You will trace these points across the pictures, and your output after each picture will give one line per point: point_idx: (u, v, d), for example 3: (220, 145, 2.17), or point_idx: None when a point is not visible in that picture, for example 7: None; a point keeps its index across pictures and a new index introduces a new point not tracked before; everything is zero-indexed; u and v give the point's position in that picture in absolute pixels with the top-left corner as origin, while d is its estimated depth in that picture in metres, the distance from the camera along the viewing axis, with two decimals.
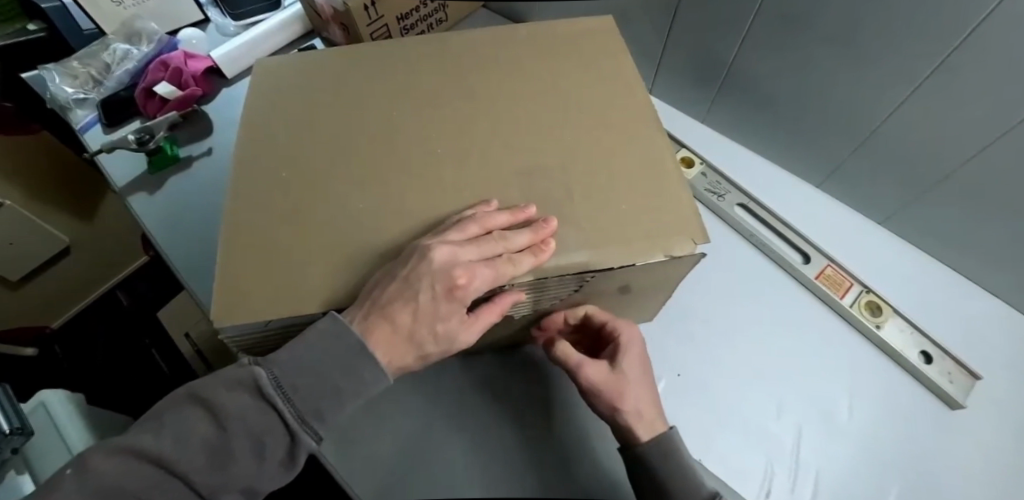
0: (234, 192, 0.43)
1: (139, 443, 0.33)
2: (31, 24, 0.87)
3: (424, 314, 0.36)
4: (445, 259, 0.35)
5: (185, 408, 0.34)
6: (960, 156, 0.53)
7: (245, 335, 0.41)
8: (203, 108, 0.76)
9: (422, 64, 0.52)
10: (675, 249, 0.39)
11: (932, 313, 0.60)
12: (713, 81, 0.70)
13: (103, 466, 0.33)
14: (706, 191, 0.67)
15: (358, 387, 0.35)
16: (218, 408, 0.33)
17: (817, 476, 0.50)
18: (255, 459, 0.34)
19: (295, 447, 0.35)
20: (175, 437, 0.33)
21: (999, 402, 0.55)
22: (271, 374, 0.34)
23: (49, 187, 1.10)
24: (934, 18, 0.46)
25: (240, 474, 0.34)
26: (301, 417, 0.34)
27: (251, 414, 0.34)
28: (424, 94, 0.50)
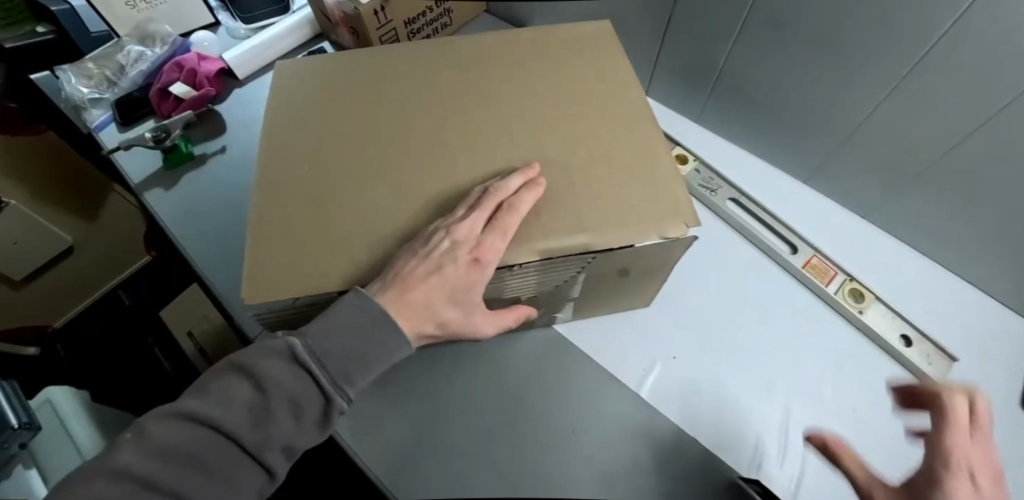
0: (257, 185, 0.47)
1: (190, 407, 0.35)
2: (39, 26, 0.89)
3: (450, 290, 0.39)
4: (467, 237, 0.39)
5: (226, 377, 0.37)
6: (935, 152, 0.56)
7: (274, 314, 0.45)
8: (215, 107, 0.79)
9: (435, 65, 0.56)
10: (669, 231, 0.42)
11: (912, 300, 0.64)
12: (706, 84, 0.73)
13: (162, 431, 0.35)
14: (699, 187, 0.70)
15: (383, 354, 0.38)
16: (257, 373, 0.36)
17: (805, 452, 0.53)
18: (290, 422, 0.36)
19: (326, 410, 0.37)
20: (220, 401, 0.35)
21: (973, 381, 0.59)
22: (303, 344, 0.36)
23: (52, 186, 1.12)
24: (905, 24, 0.49)
25: (275, 439, 0.36)
26: (331, 381, 0.37)
27: (286, 379, 0.36)
28: (437, 93, 0.53)
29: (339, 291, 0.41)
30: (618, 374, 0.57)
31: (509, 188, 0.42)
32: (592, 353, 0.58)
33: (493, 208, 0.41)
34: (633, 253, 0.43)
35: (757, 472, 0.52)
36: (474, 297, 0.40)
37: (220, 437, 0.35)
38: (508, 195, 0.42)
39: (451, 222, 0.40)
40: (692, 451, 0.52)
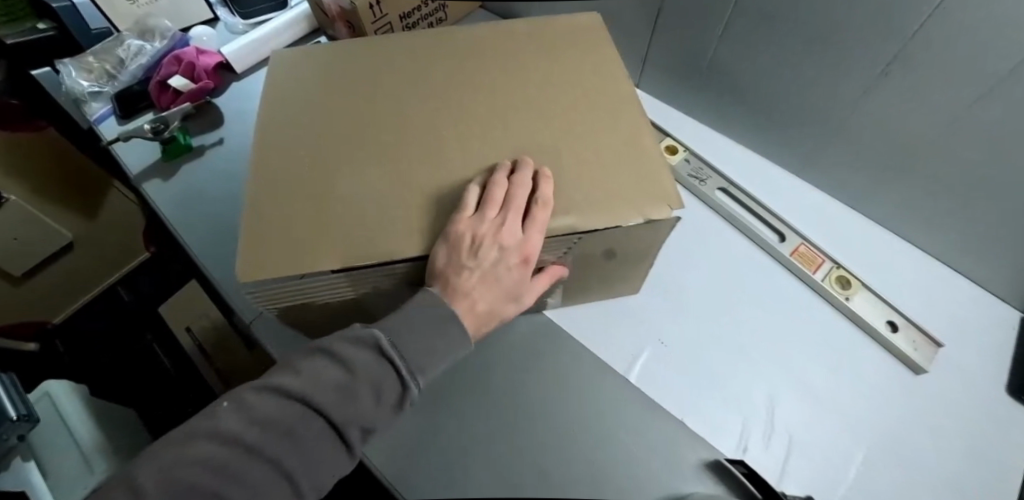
0: (254, 171, 0.47)
1: (283, 382, 0.34)
2: (40, 23, 0.90)
3: (505, 289, 0.42)
4: (513, 242, 0.41)
5: (313, 357, 0.36)
6: (919, 141, 0.57)
7: (273, 300, 0.44)
8: (214, 100, 0.80)
9: (429, 54, 0.57)
10: (653, 212, 0.43)
11: (899, 287, 0.65)
12: (696, 76, 0.75)
13: (257, 402, 0.34)
14: (688, 177, 0.71)
15: (453, 345, 0.39)
16: (345, 357, 0.36)
17: (790, 435, 0.54)
18: (371, 410, 0.35)
19: (402, 402, 0.37)
20: (311, 379, 0.35)
21: (956, 366, 0.60)
22: (389, 334, 0.37)
23: (51, 182, 1.13)
24: (887, 16, 0.50)
25: (356, 428, 0.35)
26: (410, 369, 0.37)
27: (371, 365, 0.36)
28: (432, 82, 0.54)
29: (332, 272, 0.41)
30: (607, 358, 0.58)
31: (523, 182, 0.42)
32: (582, 338, 0.59)
33: (524, 208, 0.42)
34: (618, 235, 0.44)
35: (743, 454, 0.53)
36: (523, 288, 0.44)
37: (308, 416, 0.34)
38: (532, 191, 0.42)
39: (485, 228, 0.40)
40: (680, 433, 0.52)
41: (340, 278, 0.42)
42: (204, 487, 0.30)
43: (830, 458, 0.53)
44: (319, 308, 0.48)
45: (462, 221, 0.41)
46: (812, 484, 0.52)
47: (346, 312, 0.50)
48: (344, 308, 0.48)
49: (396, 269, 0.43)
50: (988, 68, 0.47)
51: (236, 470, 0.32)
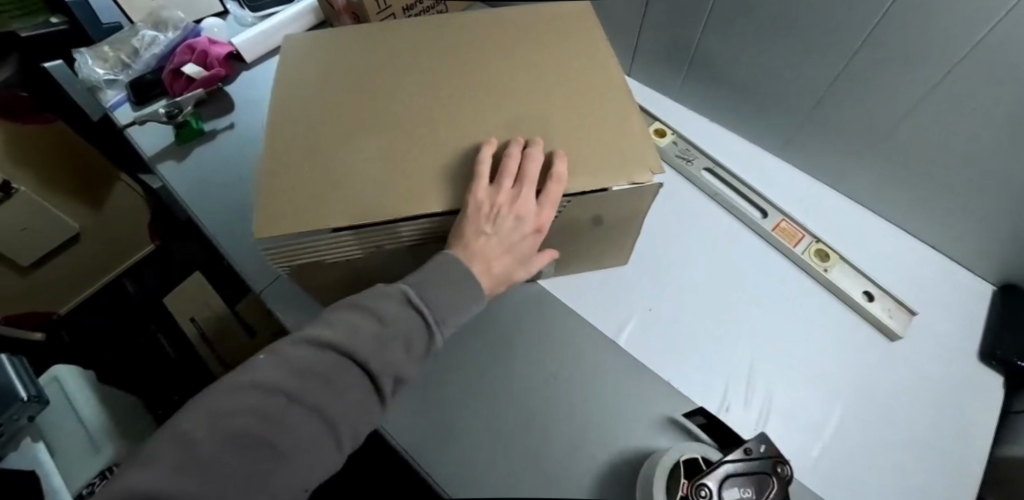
0: (266, 137, 0.49)
1: (320, 334, 0.37)
2: (53, 17, 0.93)
3: (518, 257, 0.45)
4: (528, 213, 0.43)
5: (345, 312, 0.39)
6: (890, 122, 0.62)
7: (287, 258, 0.46)
8: (225, 87, 0.84)
9: (439, 36, 0.59)
10: (637, 177, 0.46)
11: (875, 260, 0.69)
12: (682, 66, 0.79)
13: (296, 352, 0.37)
14: (676, 157, 0.75)
15: (473, 301, 0.41)
16: (375, 310, 0.38)
17: (770, 394, 0.58)
18: (401, 358, 0.38)
19: (429, 351, 0.40)
20: (344, 330, 0.37)
21: (930, 333, 0.64)
22: (414, 289, 0.40)
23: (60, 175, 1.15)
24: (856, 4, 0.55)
25: (388, 374, 0.38)
26: (435, 321, 0.40)
27: (400, 316, 0.39)
28: (442, 60, 0.56)
29: (345, 228, 0.44)
30: (599, 324, 0.61)
31: (535, 157, 0.45)
32: (575, 306, 0.63)
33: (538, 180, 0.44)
34: (607, 199, 0.47)
35: (726, 412, 0.56)
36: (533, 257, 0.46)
37: (343, 365, 0.37)
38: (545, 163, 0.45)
39: (502, 197, 0.43)
40: (667, 392, 0.56)
41: (346, 235, 0.44)
42: (253, 430, 0.34)
43: (808, 417, 0.57)
44: (327, 269, 0.50)
45: (480, 191, 0.43)
46: (789, 439, 0.55)
47: (352, 274, 0.52)
48: (354, 268, 0.51)
49: (399, 228, 0.45)
50: (947, 51, 0.51)
51: (279, 417, 0.35)
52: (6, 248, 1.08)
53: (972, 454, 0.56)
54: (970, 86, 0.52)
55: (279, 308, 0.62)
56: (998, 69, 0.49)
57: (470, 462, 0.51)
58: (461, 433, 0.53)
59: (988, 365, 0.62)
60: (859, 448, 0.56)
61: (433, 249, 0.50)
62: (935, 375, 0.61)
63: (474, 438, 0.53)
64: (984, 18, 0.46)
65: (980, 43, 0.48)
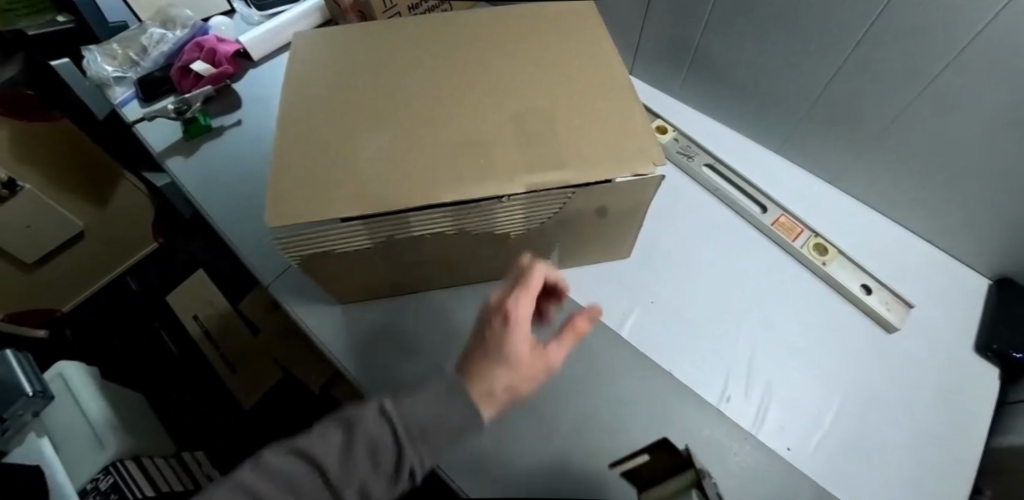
0: (277, 129, 0.50)
1: (298, 444, 0.38)
2: (59, 15, 0.92)
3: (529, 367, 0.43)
4: (497, 307, 0.42)
5: (326, 424, 0.38)
6: (886, 118, 0.63)
7: (299, 250, 0.47)
8: (232, 84, 0.85)
9: (446, 31, 0.59)
10: (640, 169, 0.47)
11: (872, 253, 0.71)
12: (683, 64, 0.80)
13: (274, 461, 0.37)
14: (677, 154, 0.77)
15: (454, 419, 0.38)
16: (348, 422, 0.38)
17: (769, 384, 0.59)
18: (371, 478, 0.37)
19: (403, 473, 0.38)
20: (318, 441, 0.37)
21: (926, 325, 0.65)
22: (390, 405, 0.38)
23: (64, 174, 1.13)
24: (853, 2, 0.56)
25: (356, 490, 0.37)
26: (409, 442, 0.38)
27: (371, 432, 0.37)
28: (449, 55, 0.57)
29: (356, 218, 0.45)
30: (602, 316, 0.62)
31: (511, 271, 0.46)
32: (578, 298, 0.64)
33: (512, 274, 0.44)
34: (610, 191, 0.48)
35: (725, 402, 0.57)
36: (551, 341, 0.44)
37: (315, 477, 0.37)
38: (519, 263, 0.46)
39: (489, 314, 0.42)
40: (667, 382, 0.57)
41: (357, 225, 0.45)
42: None
43: (806, 406, 0.58)
44: (337, 260, 0.51)
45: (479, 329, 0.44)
46: (789, 428, 0.56)
47: (361, 266, 0.53)
48: (363, 259, 0.52)
49: (409, 219, 0.46)
50: (942, 48, 0.53)
51: None
52: (10, 245, 1.07)
53: (968, 444, 0.57)
54: (963, 83, 0.54)
55: (287, 300, 0.64)
56: (991, 66, 0.50)
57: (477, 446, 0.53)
58: None
59: (984, 357, 0.63)
60: (857, 437, 0.57)
61: (441, 242, 0.51)
62: (931, 366, 0.62)
63: (480, 426, 0.55)
64: (976, 16, 0.48)
65: (972, 41, 0.50)
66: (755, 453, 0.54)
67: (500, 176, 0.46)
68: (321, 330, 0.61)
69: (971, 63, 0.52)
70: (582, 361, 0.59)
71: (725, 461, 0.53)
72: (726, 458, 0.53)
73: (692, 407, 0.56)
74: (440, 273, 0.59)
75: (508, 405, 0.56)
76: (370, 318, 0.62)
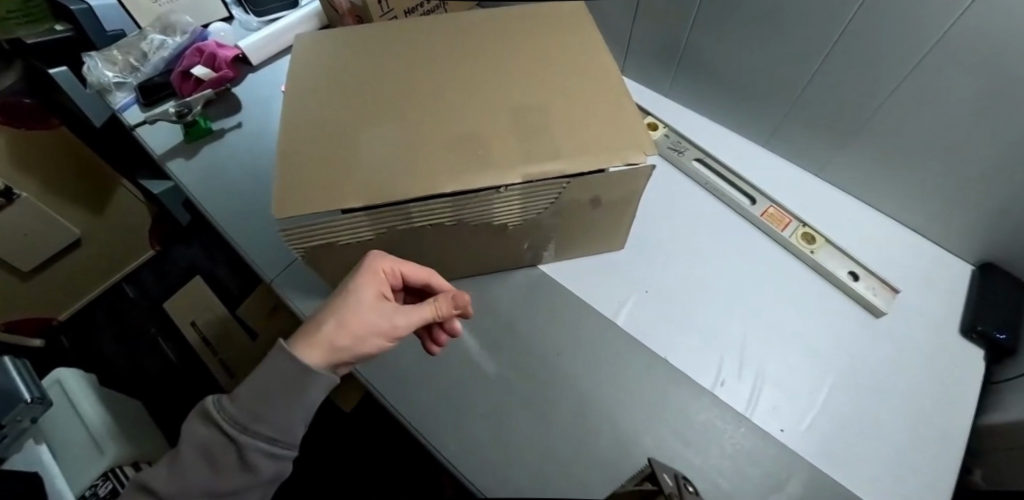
0: (281, 127, 0.52)
1: (210, 440, 0.38)
2: (58, 24, 0.92)
3: (358, 287, 0.42)
4: (380, 320, 0.42)
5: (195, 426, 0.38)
6: (868, 108, 0.66)
7: (306, 244, 0.49)
8: (232, 88, 0.86)
9: (443, 31, 0.61)
10: (630, 158, 0.49)
11: (858, 243, 0.73)
12: (674, 62, 0.82)
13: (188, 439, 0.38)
14: (668, 149, 0.79)
15: (302, 395, 0.39)
16: (190, 427, 0.38)
17: (760, 369, 0.60)
18: (235, 467, 0.38)
19: (247, 461, 0.38)
20: (200, 453, 0.38)
21: (912, 310, 0.67)
22: (222, 409, 0.38)
23: (62, 182, 1.13)
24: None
25: (256, 446, 0.38)
26: (238, 424, 0.37)
27: (201, 434, 0.38)
28: (447, 54, 0.59)
29: (357, 210, 0.46)
30: (598, 307, 0.64)
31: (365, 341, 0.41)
32: (574, 289, 0.65)
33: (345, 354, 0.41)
34: (603, 181, 0.50)
35: (720, 387, 0.59)
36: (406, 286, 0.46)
37: (223, 441, 0.38)
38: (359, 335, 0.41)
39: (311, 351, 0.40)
40: (662, 369, 0.59)
41: (360, 216, 0.47)
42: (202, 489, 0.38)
43: (798, 389, 0.60)
44: (341, 252, 0.52)
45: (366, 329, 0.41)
46: (781, 411, 0.58)
47: (362, 259, 0.54)
48: (365, 253, 0.53)
49: (409, 210, 0.47)
50: (919, 39, 0.55)
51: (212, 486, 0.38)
52: (7, 253, 1.07)
53: (954, 423, 0.59)
54: (945, 73, 0.56)
55: (290, 296, 0.65)
56: (969, 55, 0.53)
57: (478, 431, 0.55)
58: (472, 406, 0.57)
59: (970, 340, 0.65)
60: (849, 418, 0.59)
61: (442, 234, 0.52)
62: (919, 349, 0.64)
63: (481, 413, 0.56)
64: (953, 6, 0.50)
65: (949, 30, 0.52)
66: (749, 436, 0.55)
67: (496, 168, 0.47)
68: None
69: (949, 54, 0.54)
70: (579, 349, 0.60)
71: (721, 443, 0.55)
72: (720, 441, 0.55)
73: (686, 393, 0.57)
74: (441, 266, 0.60)
75: (508, 392, 0.57)
76: None
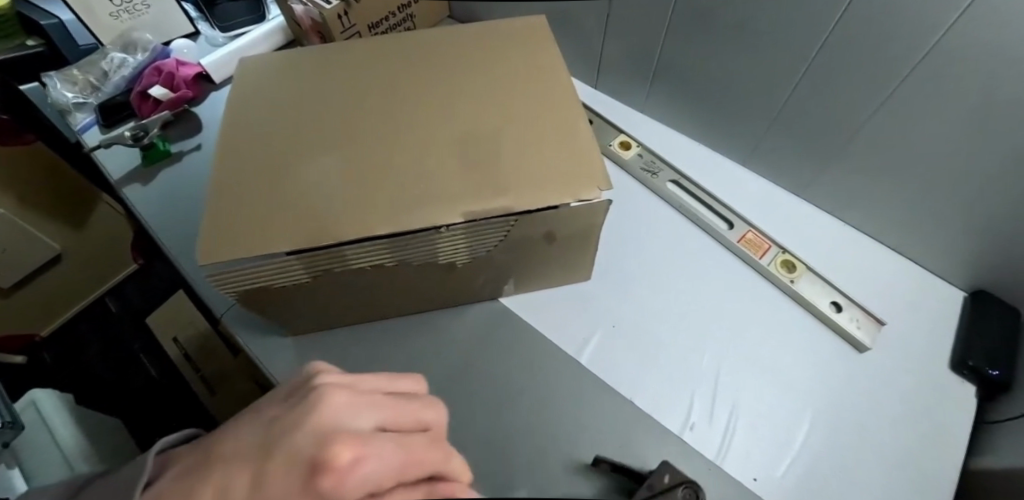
0: (215, 162, 0.49)
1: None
2: (31, 39, 0.87)
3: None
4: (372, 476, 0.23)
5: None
6: (855, 124, 0.61)
7: (239, 286, 0.46)
8: (192, 109, 0.84)
9: (394, 52, 0.58)
10: (583, 193, 0.45)
11: (842, 271, 0.68)
12: (645, 77, 0.78)
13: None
14: (641, 170, 0.75)
15: None
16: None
17: (733, 409, 0.57)
18: None
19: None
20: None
21: (898, 341, 0.63)
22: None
23: (40, 199, 1.10)
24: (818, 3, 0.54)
25: None
26: None
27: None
28: (396, 78, 0.55)
29: (287, 254, 0.43)
30: (562, 343, 0.61)
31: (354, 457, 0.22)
32: (537, 324, 0.62)
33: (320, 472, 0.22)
34: (556, 217, 0.47)
35: (690, 430, 0.55)
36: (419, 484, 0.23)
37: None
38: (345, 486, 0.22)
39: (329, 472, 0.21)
40: (629, 411, 0.55)
41: (293, 260, 0.44)
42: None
43: (774, 431, 0.56)
44: (280, 293, 0.49)
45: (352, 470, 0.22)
46: (754, 456, 0.54)
47: (306, 299, 0.51)
48: (307, 293, 0.50)
49: (345, 252, 0.44)
50: (910, 52, 0.51)
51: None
52: None
53: (943, 466, 0.56)
54: (936, 90, 0.52)
55: (239, 330, 0.61)
56: (964, 67, 0.49)
57: None
58: None
59: (962, 376, 0.61)
60: (828, 464, 0.55)
61: (385, 273, 0.49)
62: (907, 383, 0.60)
63: None
64: (945, 12, 0.46)
65: (940, 43, 0.49)
66: (721, 482, 0.52)
67: (439, 206, 0.44)
68: (271, 362, 0.60)
69: (940, 63, 0.50)
70: (543, 389, 0.57)
71: None
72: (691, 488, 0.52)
73: (654, 436, 0.54)
74: (392, 302, 0.56)
75: (462, 435, 0.54)
76: (324, 348, 0.60)
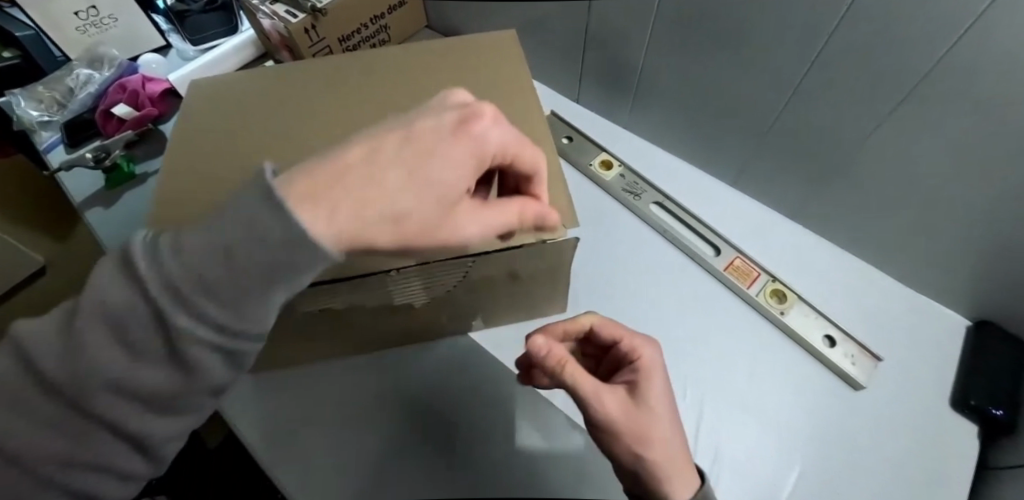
0: (161, 173, 0.46)
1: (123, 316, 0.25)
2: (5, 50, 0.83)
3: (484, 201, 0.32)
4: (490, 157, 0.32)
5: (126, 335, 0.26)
6: (849, 145, 0.57)
7: None
8: (159, 127, 0.81)
9: (359, 70, 0.54)
10: (546, 233, 0.42)
11: (836, 301, 0.64)
12: (627, 91, 0.74)
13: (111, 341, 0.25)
14: (622, 191, 0.71)
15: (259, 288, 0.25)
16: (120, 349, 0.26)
17: (716, 449, 0.54)
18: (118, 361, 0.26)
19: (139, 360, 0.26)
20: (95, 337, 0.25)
21: (895, 376, 0.59)
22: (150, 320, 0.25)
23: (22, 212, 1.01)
24: (808, 11, 0.49)
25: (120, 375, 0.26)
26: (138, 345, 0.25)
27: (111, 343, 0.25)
28: (359, 98, 0.52)
29: None
30: None
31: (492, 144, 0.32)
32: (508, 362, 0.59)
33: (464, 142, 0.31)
34: (518, 256, 0.43)
35: None
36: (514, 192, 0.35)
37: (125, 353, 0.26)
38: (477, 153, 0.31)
39: (480, 125, 0.31)
40: None
41: None
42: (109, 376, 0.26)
43: (759, 471, 0.53)
44: None
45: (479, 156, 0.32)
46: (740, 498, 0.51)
47: None
48: None
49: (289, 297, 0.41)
50: (908, 71, 0.47)
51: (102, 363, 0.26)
52: None
53: (944, 466, 0.54)
54: (934, 112, 0.48)
55: None
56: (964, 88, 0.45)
57: None
58: None
59: (962, 415, 0.57)
60: (829, 468, 0.54)
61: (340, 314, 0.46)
62: (903, 420, 0.57)
63: None
64: (946, 31, 0.42)
65: (938, 63, 0.45)
66: None
67: None
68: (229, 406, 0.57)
69: (942, 83, 0.46)
70: None
71: None
72: None
73: None
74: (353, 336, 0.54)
75: None
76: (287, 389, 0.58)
